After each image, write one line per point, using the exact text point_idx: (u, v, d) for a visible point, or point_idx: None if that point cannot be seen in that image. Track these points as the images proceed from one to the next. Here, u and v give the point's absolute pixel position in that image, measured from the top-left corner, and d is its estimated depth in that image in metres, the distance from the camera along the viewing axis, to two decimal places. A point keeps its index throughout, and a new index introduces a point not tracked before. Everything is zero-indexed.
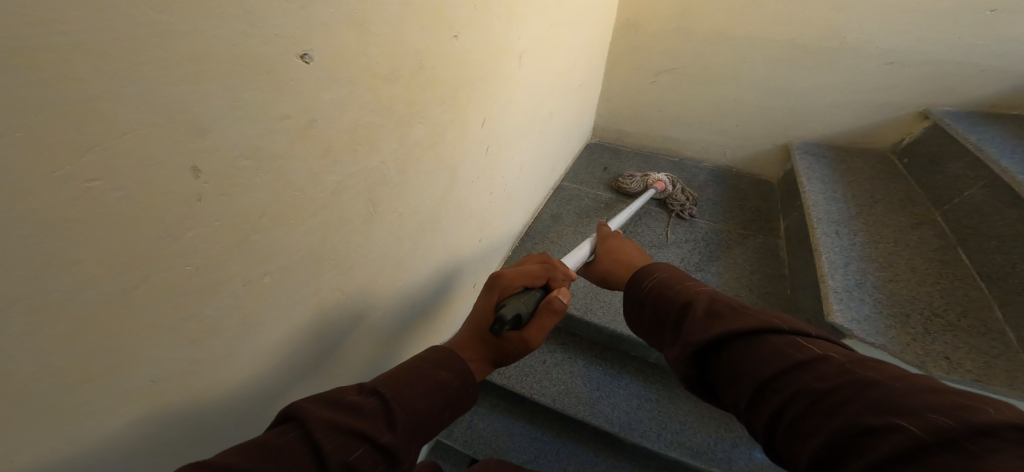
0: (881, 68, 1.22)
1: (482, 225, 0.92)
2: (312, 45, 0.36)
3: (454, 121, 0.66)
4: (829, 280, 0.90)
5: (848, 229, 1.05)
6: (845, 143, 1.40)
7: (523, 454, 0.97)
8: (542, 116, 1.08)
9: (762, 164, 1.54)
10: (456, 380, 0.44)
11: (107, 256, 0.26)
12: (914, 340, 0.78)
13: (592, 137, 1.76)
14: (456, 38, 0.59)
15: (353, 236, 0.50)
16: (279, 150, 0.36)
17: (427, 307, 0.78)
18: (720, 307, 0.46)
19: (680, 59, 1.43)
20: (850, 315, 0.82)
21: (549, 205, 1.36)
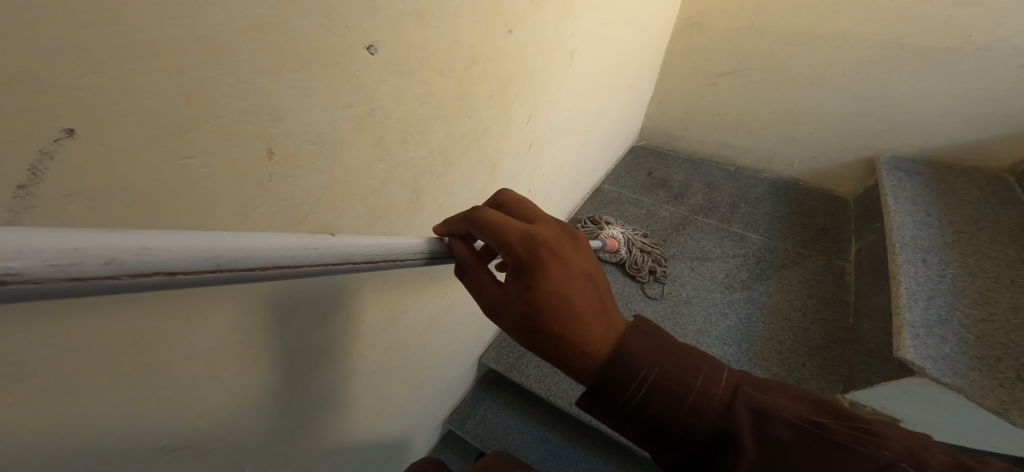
0: (1011, 72, 1.05)
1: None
2: (378, 38, 0.40)
3: (501, 116, 0.68)
4: (904, 311, 0.80)
5: (936, 258, 0.93)
6: (945, 159, 1.23)
7: (532, 454, 0.99)
8: (589, 115, 1.07)
9: (837, 178, 1.40)
10: None
11: (194, 222, 0.31)
12: (1003, 387, 0.68)
13: (640, 139, 1.70)
14: (511, 33, 0.61)
15: (396, 221, 0.54)
16: (339, 137, 0.40)
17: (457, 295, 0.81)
18: (774, 432, 0.39)
19: (752, 58, 1.33)
20: (924, 352, 0.73)
21: (589, 206, 1.35)
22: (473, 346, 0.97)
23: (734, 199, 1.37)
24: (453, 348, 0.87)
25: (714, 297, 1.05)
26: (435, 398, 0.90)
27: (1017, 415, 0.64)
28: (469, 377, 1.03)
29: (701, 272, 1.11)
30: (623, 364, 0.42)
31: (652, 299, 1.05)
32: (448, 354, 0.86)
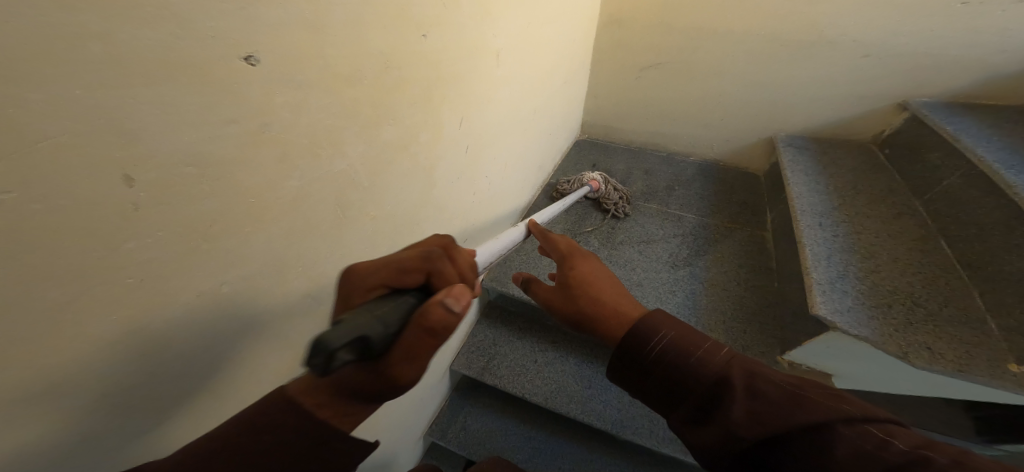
0: (859, 61, 1.23)
1: (467, 227, 0.91)
2: (259, 47, 0.34)
3: (428, 122, 0.64)
4: (812, 272, 0.91)
5: (831, 221, 1.07)
6: (827, 135, 1.42)
7: (518, 453, 0.97)
8: (525, 114, 1.07)
9: (748, 157, 1.55)
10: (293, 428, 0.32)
11: (29, 269, 0.25)
12: (896, 332, 0.79)
13: (582, 133, 1.76)
14: (424, 37, 0.57)
15: (320, 239, 0.49)
16: (228, 158, 0.34)
17: None
18: (765, 388, 0.42)
19: (666, 53, 1.43)
20: (833, 307, 0.82)
21: (541, 200, 1.36)
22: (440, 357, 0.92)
23: (670, 183, 1.46)
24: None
25: (662, 277, 1.11)
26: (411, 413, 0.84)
27: (915, 357, 0.74)
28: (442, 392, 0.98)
29: (646, 256, 1.16)
30: (642, 323, 0.49)
31: None
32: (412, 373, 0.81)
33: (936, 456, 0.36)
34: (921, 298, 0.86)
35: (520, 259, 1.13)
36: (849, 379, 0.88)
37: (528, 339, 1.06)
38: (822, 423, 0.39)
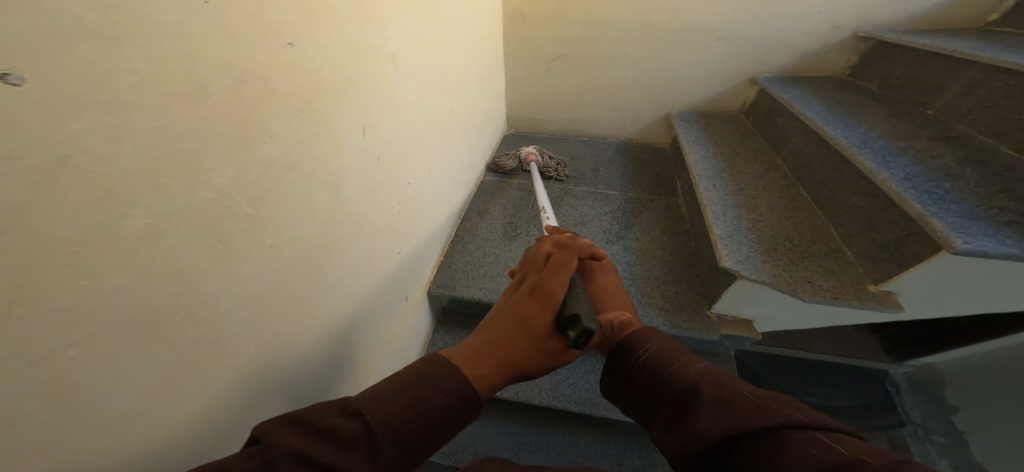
0: (714, 45, 1.42)
1: (396, 237, 0.86)
2: (19, 62, 0.26)
3: (321, 136, 0.58)
4: (715, 229, 0.95)
5: (719, 184, 1.14)
6: (706, 111, 1.62)
7: (506, 450, 0.96)
8: (441, 113, 1.05)
9: (654, 133, 1.72)
10: (454, 401, 0.49)
11: None
12: (787, 271, 0.84)
13: (509, 128, 1.83)
14: (289, 46, 0.50)
15: (201, 279, 0.42)
16: (1, 203, 0.27)
17: (348, 329, 0.72)
18: (727, 396, 0.49)
19: (568, 44, 1.52)
20: (736, 258, 0.86)
21: (479, 197, 1.35)
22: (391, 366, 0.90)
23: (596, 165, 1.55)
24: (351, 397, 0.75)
25: None
26: None
27: (804, 292, 0.78)
28: None
29: None
30: (630, 339, 0.62)
31: None
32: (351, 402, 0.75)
33: (875, 461, 0.38)
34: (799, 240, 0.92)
35: (466, 260, 1.11)
36: (766, 321, 0.90)
37: None
38: (774, 428, 0.43)
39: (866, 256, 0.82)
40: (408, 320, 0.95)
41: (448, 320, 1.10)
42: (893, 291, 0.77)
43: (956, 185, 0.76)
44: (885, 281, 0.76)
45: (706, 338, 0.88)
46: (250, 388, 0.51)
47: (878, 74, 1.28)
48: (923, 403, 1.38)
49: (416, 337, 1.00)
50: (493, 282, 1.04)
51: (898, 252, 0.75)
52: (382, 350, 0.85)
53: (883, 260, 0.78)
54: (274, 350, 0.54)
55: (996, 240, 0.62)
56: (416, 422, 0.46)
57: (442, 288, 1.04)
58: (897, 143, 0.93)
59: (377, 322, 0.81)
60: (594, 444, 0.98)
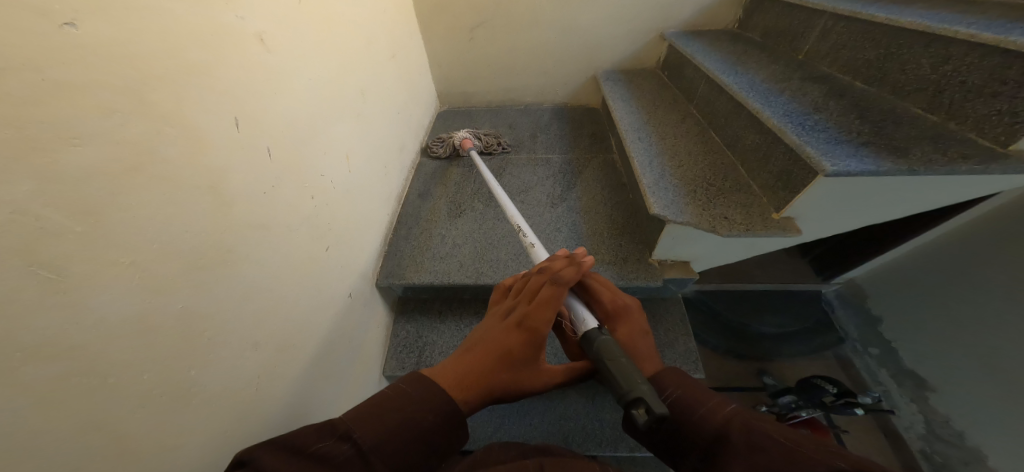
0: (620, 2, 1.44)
1: (320, 234, 0.80)
2: None
3: (165, 132, 0.48)
4: (642, 177, 0.88)
5: (643, 131, 1.07)
6: (628, 67, 1.66)
7: (489, 426, 0.99)
8: (348, 94, 0.95)
9: (585, 95, 1.74)
10: (439, 420, 0.52)
11: None
12: (708, 209, 0.78)
13: (441, 104, 1.77)
14: (67, 27, 0.39)
15: (26, 315, 0.35)
16: None
17: (279, 339, 0.66)
18: (757, 441, 0.46)
19: (483, 11, 1.46)
20: (665, 202, 0.80)
21: (420, 179, 1.29)
22: (346, 365, 0.84)
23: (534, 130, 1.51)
24: (303, 408, 0.71)
25: None
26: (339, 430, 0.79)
27: (721, 227, 0.74)
28: None
29: None
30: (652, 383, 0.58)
31: (501, 244, 1.00)
32: (304, 409, 0.71)
33: None
34: (711, 176, 0.88)
35: (413, 246, 1.06)
36: (702, 261, 0.87)
37: (451, 319, 1.03)
38: None
39: (767, 185, 0.80)
40: (357, 317, 0.90)
41: (408, 309, 1.06)
42: (793, 217, 0.75)
43: (824, 117, 0.79)
44: (785, 208, 0.75)
45: (649, 284, 0.85)
46: (161, 418, 0.46)
47: (758, 25, 1.38)
48: (854, 317, 1.65)
49: (374, 331, 0.96)
50: (442, 263, 0.99)
51: (788, 181, 0.74)
52: (335, 352, 0.80)
53: (779, 188, 0.77)
54: (181, 376, 0.49)
55: (862, 161, 0.64)
56: (406, 441, 0.50)
57: (390, 278, 0.99)
58: (775, 85, 0.98)
59: (317, 327, 0.76)
60: (575, 404, 0.99)
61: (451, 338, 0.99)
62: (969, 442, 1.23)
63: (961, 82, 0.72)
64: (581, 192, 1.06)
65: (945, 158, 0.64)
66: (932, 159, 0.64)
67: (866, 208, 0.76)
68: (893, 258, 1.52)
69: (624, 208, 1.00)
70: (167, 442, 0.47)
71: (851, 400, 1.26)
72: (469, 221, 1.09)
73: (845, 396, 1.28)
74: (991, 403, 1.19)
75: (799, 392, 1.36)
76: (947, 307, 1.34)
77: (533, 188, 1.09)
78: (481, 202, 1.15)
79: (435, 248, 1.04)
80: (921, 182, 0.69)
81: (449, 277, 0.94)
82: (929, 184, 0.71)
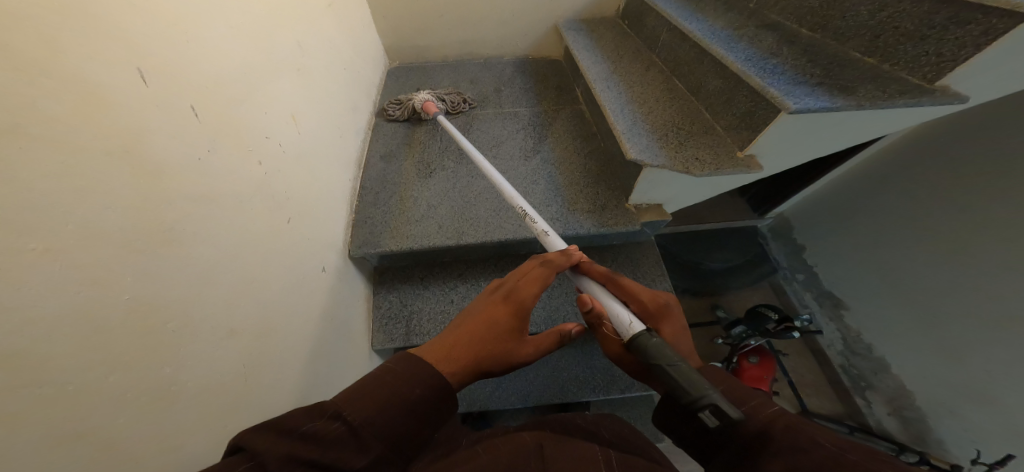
0: None
1: (276, 203, 0.73)
2: None
3: (43, 86, 0.40)
4: (615, 123, 0.87)
5: (610, 80, 1.06)
6: (588, 15, 1.61)
7: (486, 387, 1.02)
8: (281, 45, 0.85)
9: (547, 46, 1.68)
10: (430, 395, 0.50)
11: None
12: (681, 151, 0.80)
13: (393, 61, 1.65)
14: None
15: None
16: None
17: (254, 319, 0.62)
18: (801, 442, 0.41)
19: None
20: (640, 147, 0.80)
21: (380, 141, 1.22)
22: (331, 338, 0.82)
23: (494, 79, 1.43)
24: (295, 385, 0.70)
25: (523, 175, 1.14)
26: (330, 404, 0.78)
27: (695, 168, 0.75)
28: None
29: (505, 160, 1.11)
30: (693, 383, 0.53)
31: (477, 201, 0.98)
32: (296, 386, 0.70)
33: None
34: (680, 120, 0.88)
35: (384, 212, 1.01)
36: (674, 202, 0.91)
37: (435, 283, 1.01)
38: None
39: (730, 127, 0.81)
40: (335, 290, 0.86)
41: (388, 279, 1.03)
42: (755, 155, 0.77)
43: (781, 59, 0.81)
44: (748, 148, 0.76)
45: (627, 230, 0.88)
46: (144, 420, 0.44)
47: None
48: (784, 247, 1.84)
49: (357, 305, 0.94)
50: (419, 227, 0.96)
51: (751, 119, 0.75)
52: (318, 327, 0.78)
53: (742, 127, 0.77)
54: (153, 374, 0.46)
55: (818, 99, 0.66)
56: (401, 420, 0.48)
57: (365, 248, 0.95)
58: (734, 33, 0.99)
59: (292, 302, 0.72)
60: (566, 355, 1.04)
61: (437, 302, 0.98)
62: (877, 353, 1.42)
63: (896, 27, 0.75)
64: (553, 143, 1.04)
65: (885, 93, 0.66)
66: (874, 95, 0.66)
67: (816, 149, 0.79)
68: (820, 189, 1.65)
69: (596, 157, 1.00)
70: (158, 440, 0.46)
71: (789, 325, 1.37)
72: (441, 181, 1.05)
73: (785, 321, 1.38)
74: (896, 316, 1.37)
75: (747, 322, 1.47)
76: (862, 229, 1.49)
77: (505, 144, 1.07)
78: (452, 160, 1.10)
79: (409, 212, 1.00)
80: (869, 120, 0.70)
81: (429, 240, 0.92)
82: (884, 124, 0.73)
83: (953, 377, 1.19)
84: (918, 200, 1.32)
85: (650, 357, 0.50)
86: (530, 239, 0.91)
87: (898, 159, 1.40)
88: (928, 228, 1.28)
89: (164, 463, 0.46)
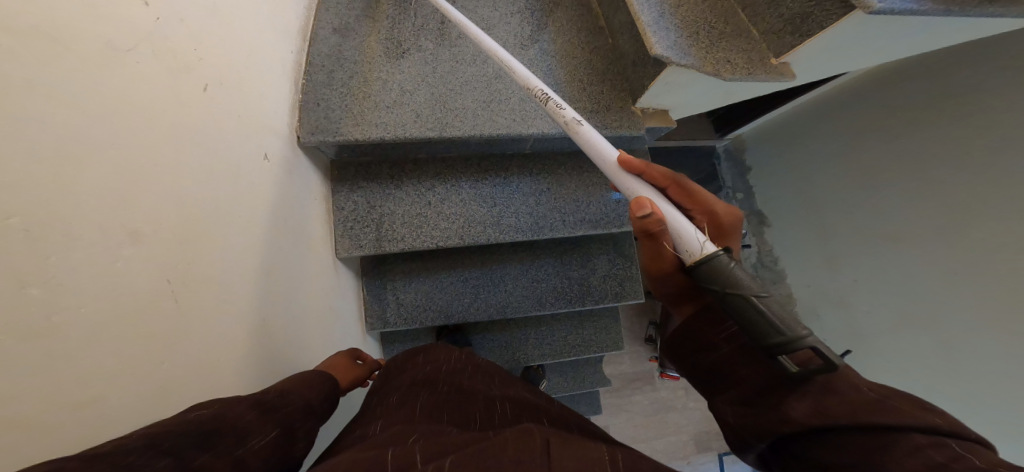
0: None
1: (179, 63, 0.47)
2: None
3: None
4: (639, 12, 0.71)
5: None
6: None
7: (463, 298, 0.96)
8: None
9: None
10: (323, 378, 0.59)
11: None
12: (708, 53, 0.69)
13: None
14: None
15: None
16: None
17: (195, 224, 0.46)
18: (839, 385, 0.37)
19: None
20: (666, 43, 0.68)
21: (329, 6, 0.89)
22: (293, 246, 0.69)
23: None
24: (264, 302, 0.58)
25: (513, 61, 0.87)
26: (299, 316, 0.68)
27: (726, 71, 0.66)
28: (332, 295, 0.80)
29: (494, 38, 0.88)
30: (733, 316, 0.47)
31: (463, 89, 0.83)
32: (256, 300, 0.56)
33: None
34: (713, 15, 0.73)
35: (346, 99, 0.80)
36: (679, 109, 0.86)
37: (407, 183, 0.88)
38: (890, 427, 0.33)
39: (770, 30, 0.69)
40: (282, 185, 0.68)
41: (350, 176, 0.88)
42: (791, 62, 0.69)
43: None
44: (787, 54, 0.67)
45: (630, 134, 0.83)
46: (24, 367, 0.29)
47: None
48: (733, 169, 1.83)
49: (314, 203, 0.79)
50: (391, 113, 0.80)
51: (799, 21, 0.63)
52: (272, 230, 0.63)
53: (784, 30, 0.66)
54: (13, 300, 0.28)
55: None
56: (315, 394, 0.55)
57: (321, 135, 0.76)
58: None
59: (240, 198, 0.55)
60: (545, 266, 1.00)
61: (413, 202, 0.87)
62: (780, 266, 1.59)
63: None
64: (554, 33, 0.89)
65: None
66: None
67: (855, 58, 0.71)
68: (785, 112, 1.50)
69: (602, 54, 0.87)
70: (51, 394, 0.31)
71: None
72: (417, 63, 0.85)
73: None
74: (812, 246, 1.44)
75: None
76: (804, 160, 1.45)
77: (496, 27, 0.90)
78: (431, 41, 0.88)
79: (376, 95, 0.81)
80: (934, 30, 0.61)
81: (407, 130, 0.77)
82: (938, 37, 0.65)
83: (830, 291, 1.36)
84: (848, 138, 1.26)
85: (728, 283, 0.42)
86: (523, 137, 0.81)
87: (841, 99, 1.28)
88: (856, 160, 1.24)
89: (84, 421, 0.33)
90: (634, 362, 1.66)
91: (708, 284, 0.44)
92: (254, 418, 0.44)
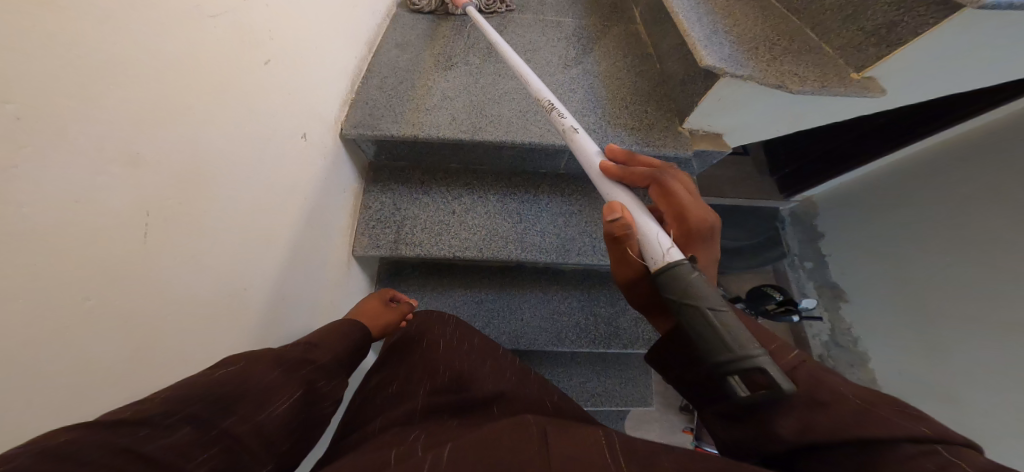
0: None
1: (250, 36, 0.51)
2: None
3: None
4: (689, 31, 0.67)
5: None
6: None
7: (475, 321, 0.89)
8: None
9: None
10: (354, 332, 0.57)
11: None
12: (769, 65, 0.62)
13: None
14: None
15: None
16: None
17: (214, 172, 0.45)
18: (824, 393, 0.35)
19: None
20: (719, 56, 0.63)
21: (397, 27, 0.97)
22: (309, 229, 0.67)
23: None
24: (261, 275, 0.55)
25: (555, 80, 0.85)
26: (297, 301, 0.64)
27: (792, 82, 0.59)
28: (338, 291, 0.77)
29: (539, 60, 0.89)
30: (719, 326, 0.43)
31: (502, 101, 0.82)
32: (252, 268, 0.53)
33: None
34: (774, 34, 0.68)
35: (391, 100, 0.82)
36: (736, 134, 0.78)
37: (436, 190, 0.87)
38: (878, 439, 0.31)
39: (847, 45, 0.61)
40: (316, 168, 0.68)
41: (383, 177, 0.88)
42: (876, 77, 0.60)
43: None
44: (872, 66, 0.58)
45: (676, 156, 0.75)
46: None
47: None
48: (801, 234, 1.65)
49: (342, 196, 0.78)
50: (431, 116, 0.81)
51: (883, 30, 0.56)
52: (292, 206, 0.62)
53: (865, 40, 0.58)
54: None
55: None
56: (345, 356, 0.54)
57: (362, 129, 0.78)
58: None
59: (267, 166, 0.55)
60: (570, 298, 0.91)
61: (436, 210, 0.85)
62: (861, 348, 1.32)
63: None
64: (600, 57, 0.89)
65: None
66: None
67: (951, 75, 0.62)
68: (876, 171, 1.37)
69: (648, 77, 0.84)
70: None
71: (791, 308, 1.29)
72: (461, 76, 0.88)
73: (786, 304, 1.31)
74: (904, 325, 1.20)
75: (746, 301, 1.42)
76: (896, 229, 1.26)
77: (541, 50, 0.91)
78: (478, 58, 0.91)
79: (420, 100, 0.83)
80: None
81: (440, 130, 0.77)
82: None
83: (933, 382, 1.09)
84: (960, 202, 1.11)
85: (685, 292, 0.36)
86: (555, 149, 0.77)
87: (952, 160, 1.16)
88: (971, 228, 1.06)
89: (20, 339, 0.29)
90: (664, 433, 1.42)
91: (665, 294, 0.38)
92: (278, 378, 0.43)
